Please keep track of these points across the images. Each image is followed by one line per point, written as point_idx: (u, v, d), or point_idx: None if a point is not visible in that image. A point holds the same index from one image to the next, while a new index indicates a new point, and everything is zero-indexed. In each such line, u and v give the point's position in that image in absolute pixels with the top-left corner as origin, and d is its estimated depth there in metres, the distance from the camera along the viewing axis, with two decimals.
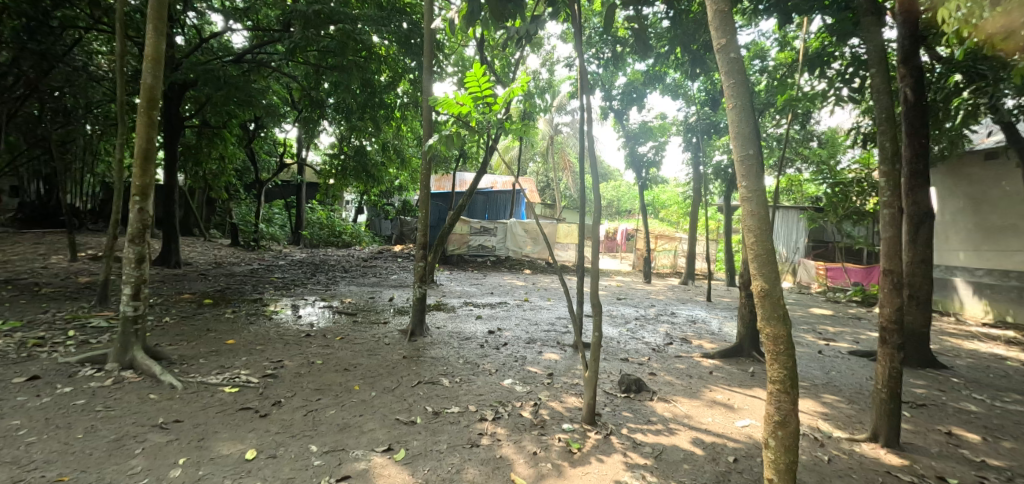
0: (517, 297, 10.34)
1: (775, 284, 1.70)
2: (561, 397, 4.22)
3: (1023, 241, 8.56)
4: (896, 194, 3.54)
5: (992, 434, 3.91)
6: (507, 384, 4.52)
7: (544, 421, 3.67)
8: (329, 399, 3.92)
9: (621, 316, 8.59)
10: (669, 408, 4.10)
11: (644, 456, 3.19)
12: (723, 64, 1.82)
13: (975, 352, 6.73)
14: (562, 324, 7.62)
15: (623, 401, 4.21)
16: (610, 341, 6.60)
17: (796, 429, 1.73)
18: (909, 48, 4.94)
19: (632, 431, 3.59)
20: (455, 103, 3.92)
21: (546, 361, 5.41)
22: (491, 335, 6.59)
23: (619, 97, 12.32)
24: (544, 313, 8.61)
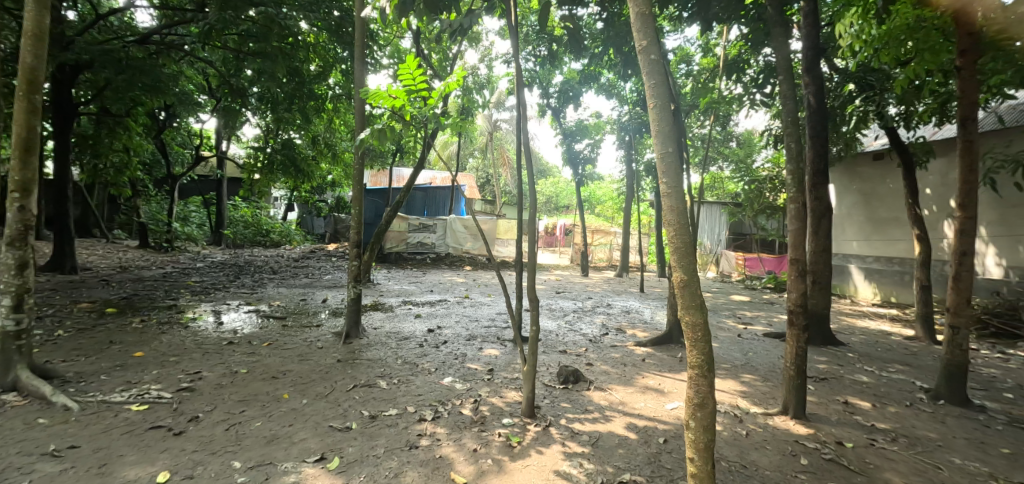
0: (457, 294, 10.31)
1: (693, 274, 1.84)
2: (501, 393, 4.30)
3: (904, 231, 9.74)
4: (800, 190, 3.91)
5: (880, 401, 4.45)
6: (447, 383, 4.52)
7: (484, 417, 3.72)
8: (255, 411, 3.73)
9: (560, 310, 8.84)
10: (605, 396, 4.31)
11: (581, 444, 3.34)
12: (646, 65, 1.92)
13: (867, 330, 7.61)
14: (502, 320, 7.72)
15: (562, 392, 4.36)
16: (549, 334, 6.79)
17: (713, 409, 1.86)
18: (811, 57, 5.44)
19: (570, 420, 3.73)
20: (388, 95, 3.85)
21: (486, 357, 5.47)
22: (430, 334, 6.55)
23: (556, 95, 12.57)
24: (485, 309, 8.67)
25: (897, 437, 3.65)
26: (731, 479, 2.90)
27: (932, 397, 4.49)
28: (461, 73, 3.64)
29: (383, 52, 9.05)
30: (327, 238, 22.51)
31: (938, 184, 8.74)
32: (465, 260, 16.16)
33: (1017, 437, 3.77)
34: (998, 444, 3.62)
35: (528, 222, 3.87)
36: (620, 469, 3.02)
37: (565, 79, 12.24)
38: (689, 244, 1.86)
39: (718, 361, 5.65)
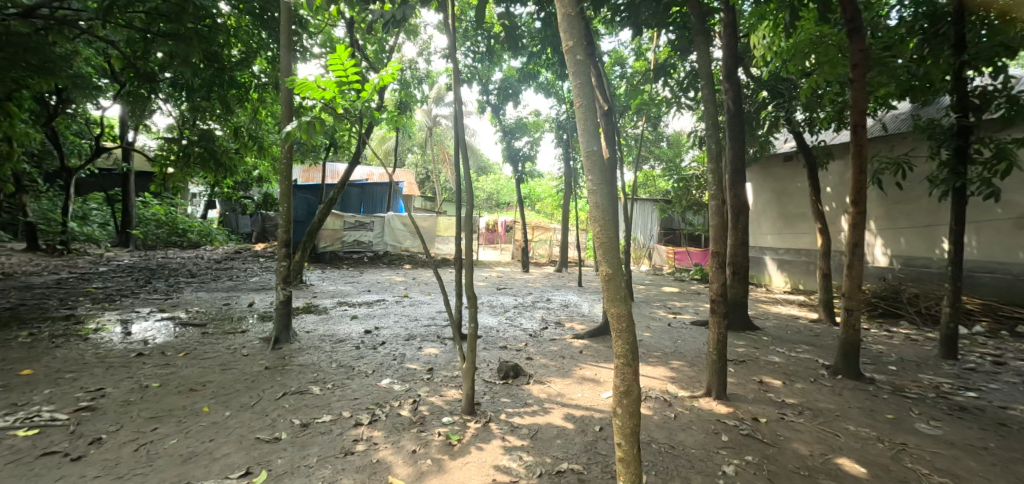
0: (397, 293, 10.14)
1: (618, 268, 1.95)
2: (441, 391, 4.32)
3: (809, 225, 10.76)
4: (719, 187, 4.24)
5: (790, 379, 4.94)
6: (385, 384, 4.48)
7: (424, 418, 3.74)
8: (169, 428, 3.51)
9: (501, 306, 8.96)
10: (544, 389, 4.45)
11: (520, 437, 3.44)
12: (572, 66, 2.01)
13: (780, 315, 8.36)
14: (442, 318, 7.71)
15: (502, 387, 4.46)
16: (490, 330, 6.88)
17: (638, 395, 1.99)
18: (729, 65, 5.87)
19: (509, 415, 3.83)
20: (318, 87, 3.73)
21: (426, 357, 5.45)
22: (368, 335, 6.42)
23: (495, 91, 12.65)
24: (425, 308, 8.60)
25: (803, 411, 4.08)
26: (660, 459, 3.12)
27: (832, 373, 5.04)
28: (395, 66, 3.59)
29: (313, 39, 8.66)
30: (254, 237, 21.23)
31: (837, 183, 9.74)
32: (404, 258, 15.94)
33: (899, 403, 4.33)
34: (884, 411, 4.14)
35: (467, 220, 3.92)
36: (559, 458, 3.16)
37: (504, 76, 12.36)
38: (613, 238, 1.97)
39: (650, 350, 5.99)
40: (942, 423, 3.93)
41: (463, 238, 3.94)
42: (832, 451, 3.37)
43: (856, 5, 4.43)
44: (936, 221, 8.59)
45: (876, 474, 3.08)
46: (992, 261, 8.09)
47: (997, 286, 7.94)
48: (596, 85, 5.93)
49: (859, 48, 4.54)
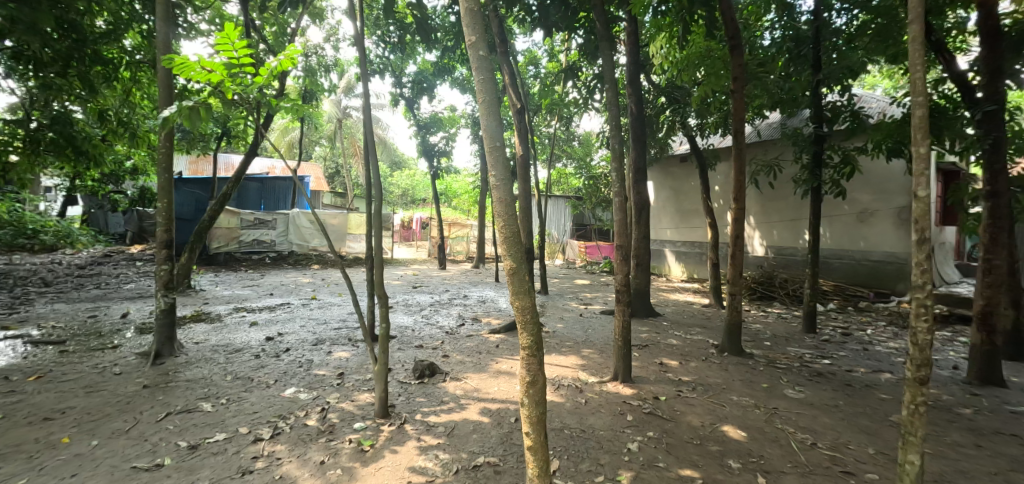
0: (303, 296, 9.63)
1: (521, 261, 2.03)
2: (352, 397, 4.22)
3: (701, 220, 11.92)
4: (622, 185, 4.58)
5: (685, 359, 5.48)
6: (289, 394, 4.28)
7: (333, 426, 3.64)
8: (17, 466, 3.07)
9: (417, 304, 8.88)
10: (460, 385, 4.54)
11: (436, 436, 3.50)
12: (476, 60, 2.08)
13: (677, 301, 9.18)
14: (354, 319, 7.49)
15: (417, 387, 4.46)
16: (405, 329, 6.81)
17: (543, 384, 2.08)
18: (632, 72, 6.28)
19: (425, 414, 3.86)
20: (203, 68, 3.36)
21: (336, 361, 5.29)
22: (269, 342, 6.06)
23: (409, 84, 12.41)
24: (334, 310, 8.27)
25: (695, 387, 4.56)
26: (570, 444, 3.34)
27: (719, 351, 5.66)
28: (295, 50, 3.36)
29: (201, 15, 7.88)
30: (129, 238, 18.81)
31: (724, 183, 10.87)
32: (312, 258, 15.13)
33: (772, 374, 4.99)
34: (760, 382, 4.75)
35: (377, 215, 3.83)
36: (475, 453, 3.26)
37: (419, 69, 12.17)
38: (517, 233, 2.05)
39: (562, 340, 6.31)
40: (803, 388, 4.62)
41: (376, 234, 3.88)
42: (718, 420, 3.82)
43: (736, 25, 4.98)
44: (801, 216, 9.91)
45: (752, 437, 3.56)
46: (842, 250, 9.51)
47: (847, 272, 9.37)
48: (509, 84, 6.04)
49: (739, 64, 5.10)
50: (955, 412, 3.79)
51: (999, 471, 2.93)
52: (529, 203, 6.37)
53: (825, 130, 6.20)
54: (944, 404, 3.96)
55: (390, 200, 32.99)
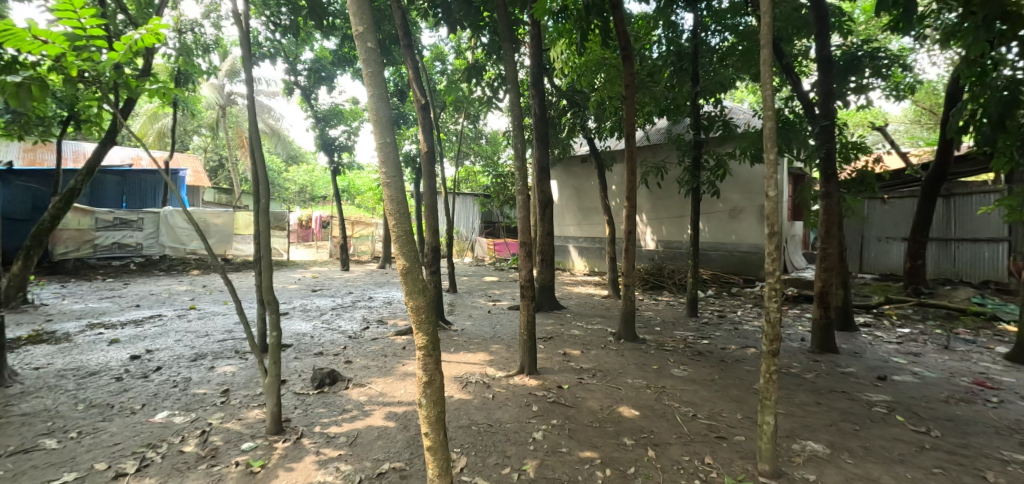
0: (180, 306, 8.65)
1: (414, 261, 2.05)
2: (239, 415, 3.92)
3: (599, 217, 12.72)
4: (524, 183, 4.77)
5: (586, 348, 5.87)
6: (160, 419, 3.85)
7: (216, 449, 3.34)
8: None
9: (317, 308, 8.43)
10: (364, 391, 4.43)
11: (337, 447, 3.38)
12: (362, 51, 2.01)
13: (580, 294, 9.74)
14: (242, 330, 6.92)
15: (316, 398, 4.27)
16: (304, 337, 6.45)
17: (440, 383, 2.12)
18: (537, 74, 6.48)
19: (325, 426, 3.72)
20: (37, 40, 2.86)
21: (219, 377, 4.87)
22: (134, 362, 5.38)
23: (305, 72, 11.70)
24: (218, 320, 7.55)
25: (594, 374, 4.90)
26: (478, 440, 3.44)
27: (617, 338, 6.14)
28: (158, 22, 2.95)
29: None
30: None
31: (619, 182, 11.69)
32: (191, 262, 13.64)
33: (660, 356, 5.52)
34: (650, 364, 5.24)
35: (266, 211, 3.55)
36: (379, 460, 3.21)
37: (315, 56, 11.55)
38: (409, 232, 2.06)
39: (470, 338, 6.40)
40: (687, 367, 5.17)
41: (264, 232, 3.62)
42: (615, 403, 4.16)
43: (627, 37, 5.39)
44: (684, 213, 11.00)
45: (644, 415, 3.93)
46: (718, 243, 10.72)
47: (722, 263, 10.60)
48: (413, 80, 5.97)
49: (630, 73, 5.54)
50: (800, 377, 4.50)
51: (831, 423, 3.55)
52: (434, 201, 6.36)
53: (702, 137, 6.96)
54: (793, 371, 4.69)
55: (286, 197, 30.73)
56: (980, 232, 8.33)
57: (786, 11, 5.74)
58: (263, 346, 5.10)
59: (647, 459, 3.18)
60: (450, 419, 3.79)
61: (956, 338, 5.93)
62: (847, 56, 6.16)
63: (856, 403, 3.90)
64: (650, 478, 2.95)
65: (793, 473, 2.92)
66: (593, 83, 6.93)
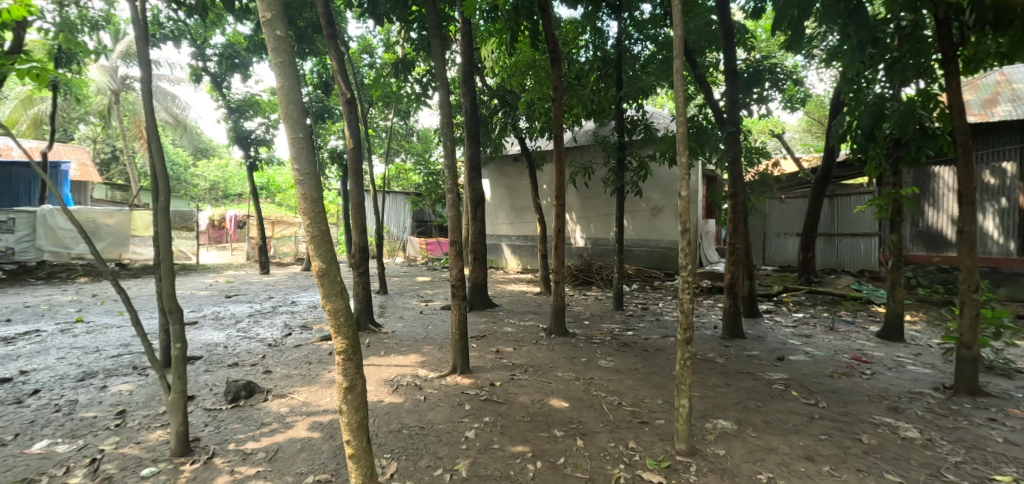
0: (64, 320, 7.69)
1: (331, 263, 1.99)
2: (138, 438, 3.56)
3: (531, 216, 12.96)
4: (454, 182, 4.77)
5: (518, 344, 5.98)
6: (39, 449, 3.41)
7: (111, 478, 3.01)
8: None
9: (231, 316, 7.86)
10: (286, 402, 4.19)
11: (254, 464, 3.17)
12: (270, 39, 1.91)
13: (512, 292, 9.88)
14: (140, 343, 6.29)
15: (230, 412, 3.98)
16: (216, 347, 5.99)
17: (361, 389, 2.09)
18: (467, 72, 6.48)
19: (240, 442, 3.47)
20: None
21: (113, 398, 4.40)
22: (5, 386, 4.72)
23: (215, 58, 10.86)
24: (111, 334, 6.80)
25: (525, 370, 5.01)
26: (409, 443, 3.40)
27: (548, 334, 6.31)
28: None
29: None
30: None
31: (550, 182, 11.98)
32: (79, 267, 12.17)
33: (589, 349, 5.75)
34: (579, 357, 5.45)
35: (168, 208, 3.27)
36: (303, 473, 3.06)
37: (227, 42, 10.77)
38: (325, 233, 1.99)
39: (401, 340, 6.28)
40: (613, 358, 5.43)
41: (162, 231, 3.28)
42: (546, 396, 4.28)
43: (556, 40, 5.56)
44: (610, 212, 11.51)
45: (573, 406, 4.08)
46: (642, 241, 11.30)
47: (645, 259, 11.20)
48: (337, 73, 5.76)
49: (558, 75, 5.71)
50: (712, 362, 4.88)
51: (739, 402, 3.89)
52: (361, 199, 6.17)
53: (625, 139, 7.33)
54: (707, 357, 5.07)
55: (195, 195, 28.25)
56: (857, 228, 9.45)
57: (697, 25, 6.22)
58: (168, 358, 4.68)
59: (575, 449, 3.31)
60: (379, 424, 3.70)
61: (841, 320, 6.70)
62: (751, 68, 6.76)
63: (759, 382, 4.31)
64: (578, 466, 3.08)
65: (706, 450, 3.17)
66: (524, 84, 7.05)
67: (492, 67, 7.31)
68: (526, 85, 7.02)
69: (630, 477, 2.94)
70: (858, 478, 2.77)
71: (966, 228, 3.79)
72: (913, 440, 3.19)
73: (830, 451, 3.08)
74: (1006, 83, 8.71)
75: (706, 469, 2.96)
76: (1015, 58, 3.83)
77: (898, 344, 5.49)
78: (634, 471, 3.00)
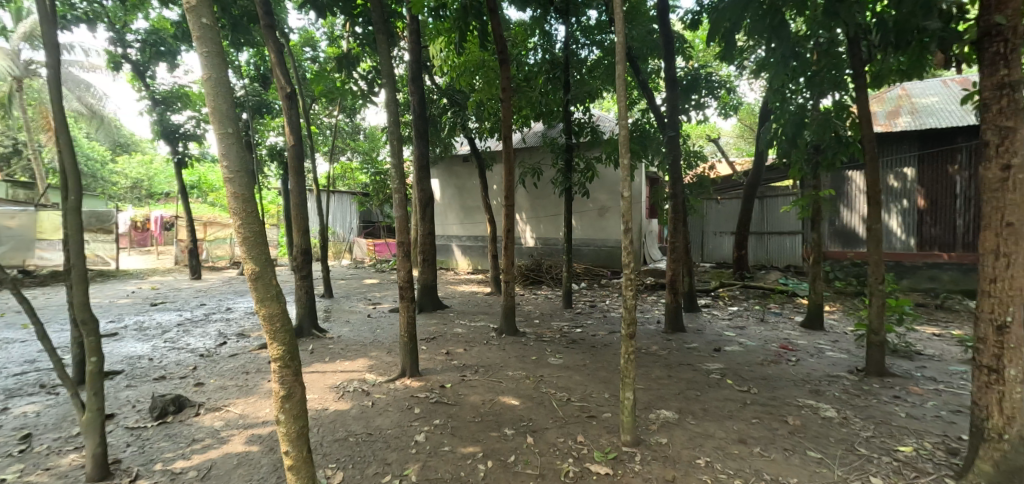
0: None
1: (266, 266, 1.96)
2: (47, 465, 3.24)
3: (482, 216, 12.98)
4: (402, 182, 4.70)
5: (469, 345, 5.97)
6: None
7: None
8: None
9: (158, 325, 7.32)
10: (220, 415, 3.95)
11: None
12: (195, 27, 1.83)
13: (463, 293, 9.84)
14: (47, 359, 5.71)
15: (157, 430, 3.70)
16: (139, 360, 5.55)
17: (300, 397, 2.09)
18: (415, 70, 6.41)
19: (168, 462, 3.22)
20: None
21: (16, 421, 3.98)
22: None
23: (137, 44, 10.12)
24: (12, 350, 6.14)
25: (476, 370, 5.01)
26: (357, 450, 3.32)
27: (498, 333, 6.35)
28: None
29: None
30: None
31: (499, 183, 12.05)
32: None
33: (539, 347, 5.84)
34: (529, 356, 5.52)
35: (81, 207, 3.00)
36: None
37: (151, 27, 10.06)
38: (259, 233, 1.95)
39: (348, 345, 6.10)
40: (562, 356, 5.53)
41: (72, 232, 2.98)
42: (496, 396, 4.31)
43: (504, 42, 5.61)
44: (558, 212, 11.74)
45: (524, 404, 4.13)
46: (589, 240, 11.58)
47: (592, 258, 11.50)
48: (275, 66, 5.51)
49: (506, 76, 5.77)
50: (655, 356, 5.09)
51: (679, 392, 4.09)
52: (303, 198, 5.95)
53: (573, 141, 7.51)
54: (650, 351, 5.29)
55: (116, 194, 26.04)
56: (782, 227, 10.17)
57: (639, 33, 6.48)
58: (83, 374, 4.28)
59: (526, 446, 3.35)
60: (324, 433, 3.58)
61: (770, 312, 7.20)
62: (689, 76, 7.12)
63: (698, 372, 4.55)
64: (528, 463, 3.12)
65: (650, 440, 3.31)
66: (473, 84, 7.05)
67: (440, 66, 7.26)
68: (476, 85, 7.02)
69: (578, 471, 3.02)
70: (784, 457, 2.99)
71: (874, 227, 4.18)
72: (832, 419, 3.48)
73: (760, 433, 3.31)
74: (907, 97, 9.68)
75: (649, 458, 3.08)
76: (911, 75, 4.30)
77: (819, 332, 5.98)
78: (582, 464, 3.08)
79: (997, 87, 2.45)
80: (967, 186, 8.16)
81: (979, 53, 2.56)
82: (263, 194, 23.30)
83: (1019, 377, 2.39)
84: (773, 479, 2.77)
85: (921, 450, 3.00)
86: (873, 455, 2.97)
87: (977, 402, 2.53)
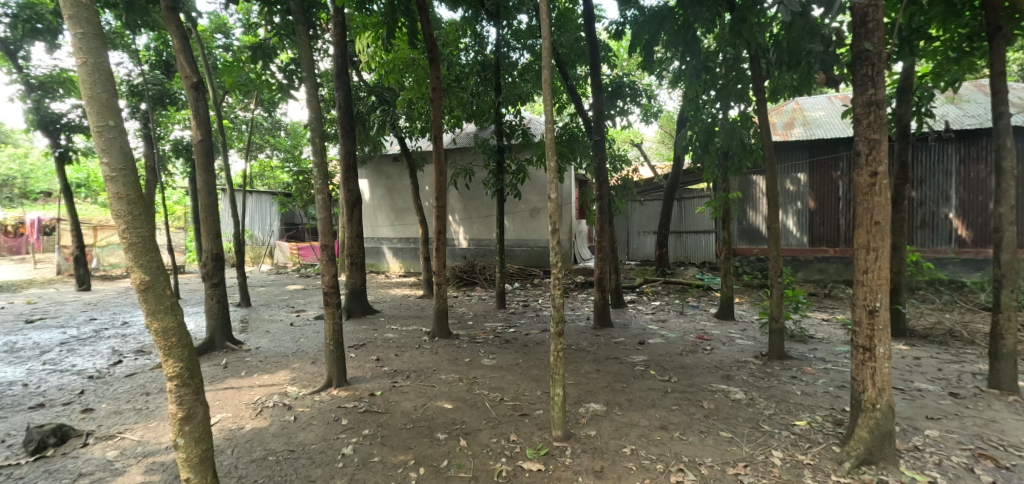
0: None
1: (157, 276, 1.80)
2: None
3: (413, 217, 12.72)
4: (325, 181, 4.47)
5: (400, 350, 5.83)
6: None
7: None
8: None
9: (35, 346, 6.44)
10: (114, 444, 3.55)
11: None
12: (66, 4, 1.65)
13: (394, 296, 9.61)
14: None
15: (35, 465, 3.26)
16: (11, 387, 4.84)
17: (203, 417, 1.94)
18: (340, 65, 6.14)
19: None
20: None
21: None
22: None
23: (8, 19, 8.89)
24: None
25: (407, 376, 4.90)
26: (278, 469, 3.13)
27: (431, 337, 6.26)
28: None
29: None
30: None
31: None
32: None
33: (473, 349, 5.83)
34: (462, 358, 5.49)
35: None
36: None
37: (24, 1, 8.85)
38: (148, 240, 1.80)
39: (267, 356, 5.73)
40: (495, 356, 5.56)
41: None
42: (429, 400, 4.23)
43: (433, 40, 5.52)
44: (491, 214, 11.78)
45: (458, 407, 4.10)
46: (522, 240, 11.75)
47: (525, 258, 11.67)
48: (179, 53, 5.06)
49: (436, 75, 5.70)
50: (584, 352, 5.24)
51: (607, 385, 4.25)
52: (212, 198, 5.49)
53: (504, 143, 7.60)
54: (579, 347, 5.45)
55: None
56: (698, 226, 10.90)
57: (566, 40, 6.68)
58: None
59: (458, 449, 3.32)
60: (239, 454, 3.33)
61: (688, 306, 7.68)
62: (614, 84, 7.45)
63: (624, 365, 4.75)
64: (462, 466, 3.09)
65: (579, 433, 3.40)
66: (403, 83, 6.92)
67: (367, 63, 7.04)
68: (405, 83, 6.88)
69: (511, 470, 3.03)
70: (700, 439, 3.20)
71: (772, 226, 4.60)
72: (741, 400, 3.78)
73: (679, 419, 3.51)
74: (800, 110, 10.77)
75: (579, 451, 3.17)
76: (802, 89, 4.77)
77: (731, 322, 6.48)
78: (514, 463, 3.11)
79: (867, 104, 2.79)
80: (847, 189, 9.20)
81: (852, 74, 2.89)
82: (168, 192, 21.35)
83: (887, 354, 2.73)
84: (690, 460, 2.95)
85: (814, 423, 3.34)
86: (774, 431, 3.26)
87: (856, 378, 2.84)
